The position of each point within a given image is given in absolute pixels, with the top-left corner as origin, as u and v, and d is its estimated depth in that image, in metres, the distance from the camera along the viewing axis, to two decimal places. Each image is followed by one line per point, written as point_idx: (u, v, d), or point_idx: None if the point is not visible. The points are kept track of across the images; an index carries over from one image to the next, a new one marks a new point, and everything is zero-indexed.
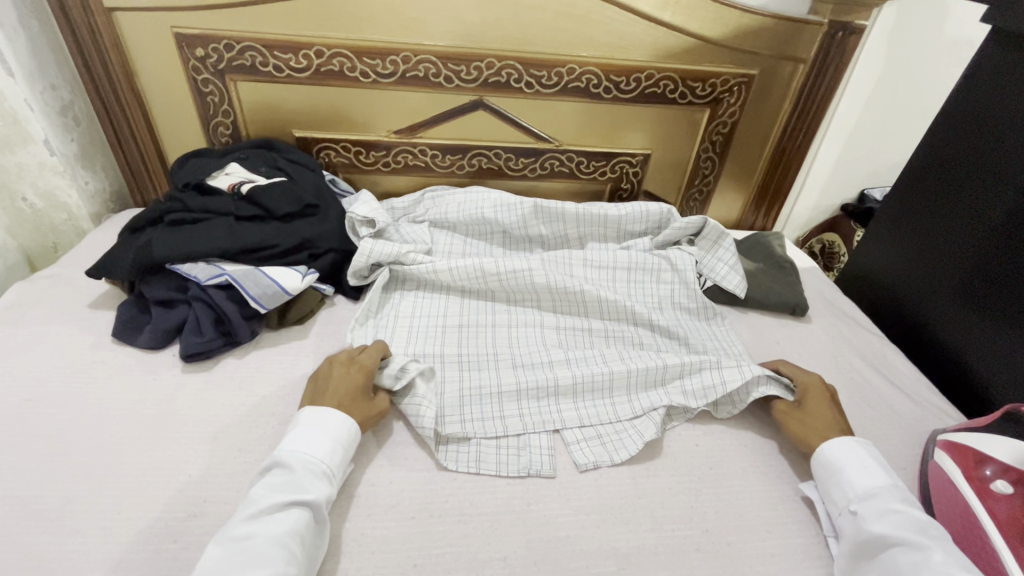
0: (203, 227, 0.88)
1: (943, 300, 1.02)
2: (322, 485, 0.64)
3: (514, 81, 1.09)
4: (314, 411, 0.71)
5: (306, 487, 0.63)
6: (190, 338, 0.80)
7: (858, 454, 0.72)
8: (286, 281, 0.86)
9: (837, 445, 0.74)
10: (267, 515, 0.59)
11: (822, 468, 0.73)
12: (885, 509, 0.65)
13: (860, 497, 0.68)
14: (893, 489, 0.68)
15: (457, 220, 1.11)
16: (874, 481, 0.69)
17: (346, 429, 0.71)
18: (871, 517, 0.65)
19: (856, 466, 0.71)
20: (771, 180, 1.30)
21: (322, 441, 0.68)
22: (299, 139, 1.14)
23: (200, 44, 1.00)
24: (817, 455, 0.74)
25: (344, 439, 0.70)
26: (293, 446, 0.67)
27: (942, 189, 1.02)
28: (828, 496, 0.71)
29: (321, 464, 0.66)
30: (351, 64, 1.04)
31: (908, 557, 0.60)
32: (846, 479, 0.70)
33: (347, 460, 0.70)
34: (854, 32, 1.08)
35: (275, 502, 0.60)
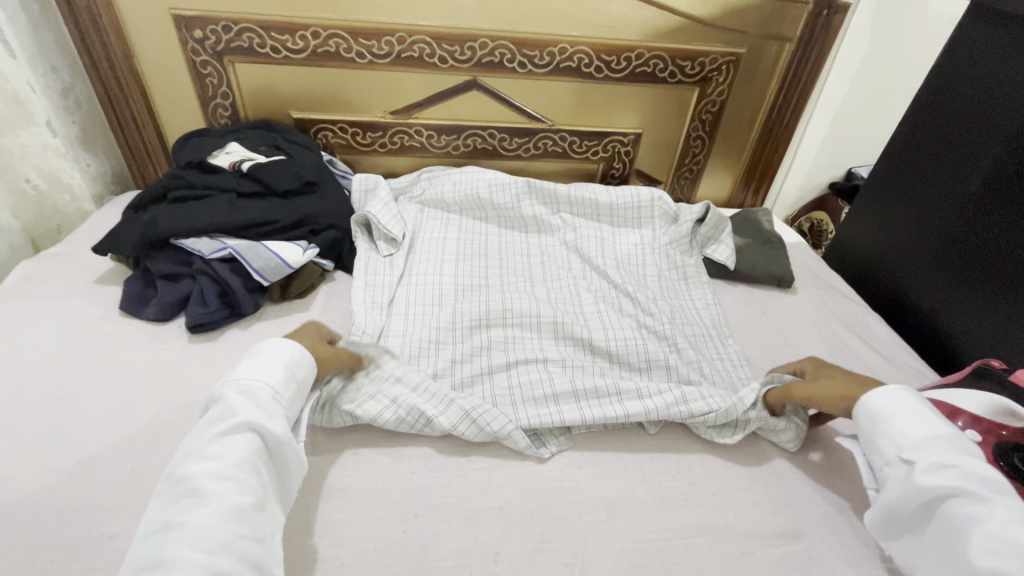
0: (205, 204, 0.90)
1: (924, 270, 1.06)
2: (263, 408, 0.62)
3: (507, 61, 1.12)
4: (260, 345, 0.69)
5: (241, 410, 0.61)
6: (196, 310, 0.83)
7: (911, 402, 0.65)
8: (288, 254, 0.89)
9: (880, 397, 0.67)
10: (209, 446, 0.57)
11: (868, 418, 0.67)
12: (942, 460, 0.59)
13: (913, 446, 0.62)
14: (951, 436, 0.61)
15: (453, 200, 1.16)
16: (930, 429, 0.62)
17: (292, 355, 0.69)
18: (925, 470, 0.59)
19: (906, 416, 0.64)
20: (760, 159, 1.33)
21: (266, 366, 0.66)
22: (297, 120, 1.16)
23: (198, 26, 1.02)
24: (860, 405, 0.68)
25: (288, 364, 0.67)
26: (234, 375, 0.65)
27: (924, 163, 1.05)
28: (871, 444, 0.66)
29: (264, 386, 0.64)
30: (347, 45, 1.06)
31: (966, 510, 0.55)
32: (895, 428, 0.64)
33: (297, 382, 0.68)
34: (838, 11, 1.11)
35: (214, 433, 0.58)
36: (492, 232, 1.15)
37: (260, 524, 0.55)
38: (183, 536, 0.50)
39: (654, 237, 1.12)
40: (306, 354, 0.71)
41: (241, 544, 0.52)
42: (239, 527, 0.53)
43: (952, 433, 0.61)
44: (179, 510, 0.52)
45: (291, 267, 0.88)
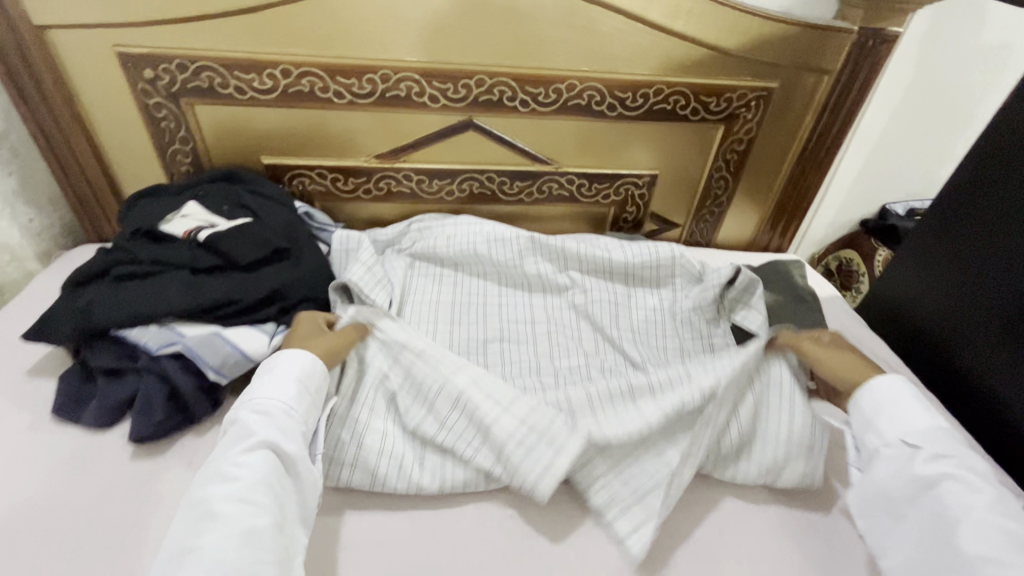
0: (155, 284, 0.77)
1: (981, 342, 0.93)
2: (284, 425, 0.65)
3: (507, 99, 0.98)
4: (273, 357, 0.72)
5: (262, 428, 0.63)
6: (141, 420, 0.69)
7: (909, 395, 0.71)
8: (250, 345, 0.76)
9: (876, 386, 0.73)
10: (227, 468, 0.59)
11: (870, 405, 0.72)
12: (941, 452, 0.65)
13: (917, 434, 0.68)
14: (943, 430, 0.67)
15: (448, 255, 1.02)
16: (927, 422, 0.68)
17: (304, 367, 0.71)
18: (928, 460, 0.65)
19: (904, 407, 0.70)
20: (789, 198, 1.20)
21: (278, 384, 0.68)
22: (269, 166, 1.02)
23: (148, 65, 0.88)
24: (862, 394, 0.73)
25: (300, 378, 0.70)
26: (253, 393, 0.67)
27: (984, 219, 0.93)
28: (870, 427, 0.72)
29: (283, 404, 0.66)
30: (323, 84, 0.93)
31: (959, 498, 0.61)
32: (897, 419, 0.70)
33: (310, 394, 0.70)
34: (885, 41, 0.97)
35: (238, 452, 0.60)
36: (492, 291, 1.02)
37: (280, 547, 0.56)
38: (199, 560, 0.52)
39: (675, 299, 0.99)
40: (317, 363, 0.72)
41: (262, 567, 0.53)
42: (254, 552, 0.54)
43: (945, 428, 0.68)
44: (202, 532, 0.54)
45: (255, 360, 0.76)
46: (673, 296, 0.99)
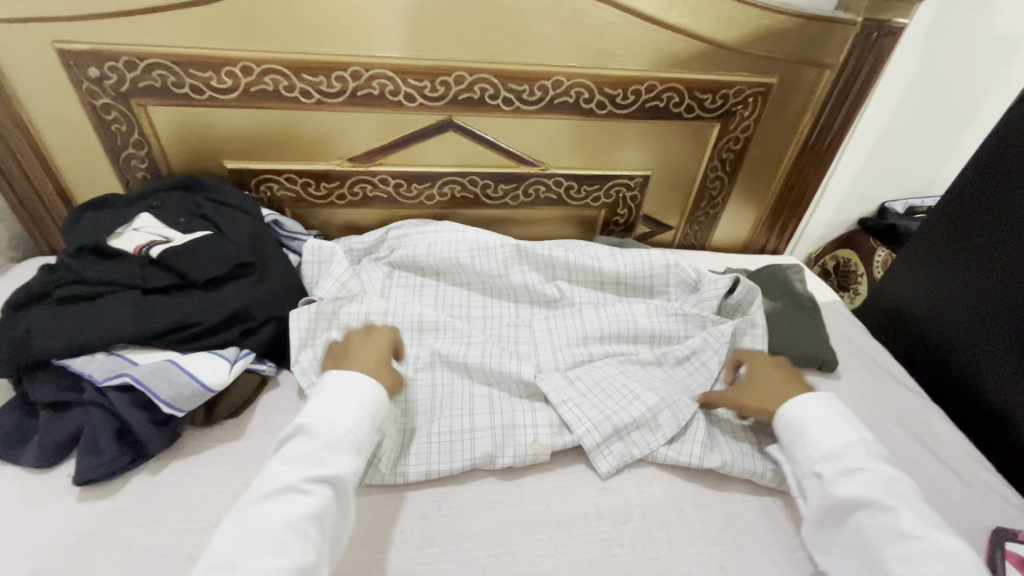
0: (101, 307, 0.70)
1: (985, 350, 0.87)
2: (348, 458, 0.60)
3: (489, 98, 0.91)
4: (338, 376, 0.67)
5: (328, 459, 0.59)
6: (88, 461, 0.63)
7: (824, 411, 0.70)
8: (208, 376, 0.69)
9: (798, 402, 0.72)
10: (282, 495, 0.55)
11: (785, 429, 0.71)
12: (850, 468, 0.64)
13: (823, 458, 0.66)
14: (857, 443, 0.66)
15: (428, 264, 0.95)
16: (839, 438, 0.67)
17: (373, 396, 0.66)
18: (837, 480, 0.63)
19: (819, 424, 0.69)
20: (786, 198, 1.14)
21: (348, 408, 0.64)
22: (233, 171, 0.95)
23: (93, 63, 0.80)
24: (778, 417, 0.72)
25: (371, 408, 0.65)
26: (317, 410, 0.63)
27: (990, 221, 0.88)
28: (792, 456, 0.70)
29: (351, 434, 0.62)
30: (288, 82, 0.85)
31: (873, 521, 0.59)
32: (811, 439, 0.68)
33: (372, 423, 0.65)
34: (889, 33, 0.91)
35: (303, 478, 0.57)
36: (476, 302, 0.96)
37: None
38: None
39: None
40: (377, 390, 0.67)
41: None
42: None
43: (865, 439, 0.67)
44: (246, 555, 0.51)
45: (213, 391, 0.69)
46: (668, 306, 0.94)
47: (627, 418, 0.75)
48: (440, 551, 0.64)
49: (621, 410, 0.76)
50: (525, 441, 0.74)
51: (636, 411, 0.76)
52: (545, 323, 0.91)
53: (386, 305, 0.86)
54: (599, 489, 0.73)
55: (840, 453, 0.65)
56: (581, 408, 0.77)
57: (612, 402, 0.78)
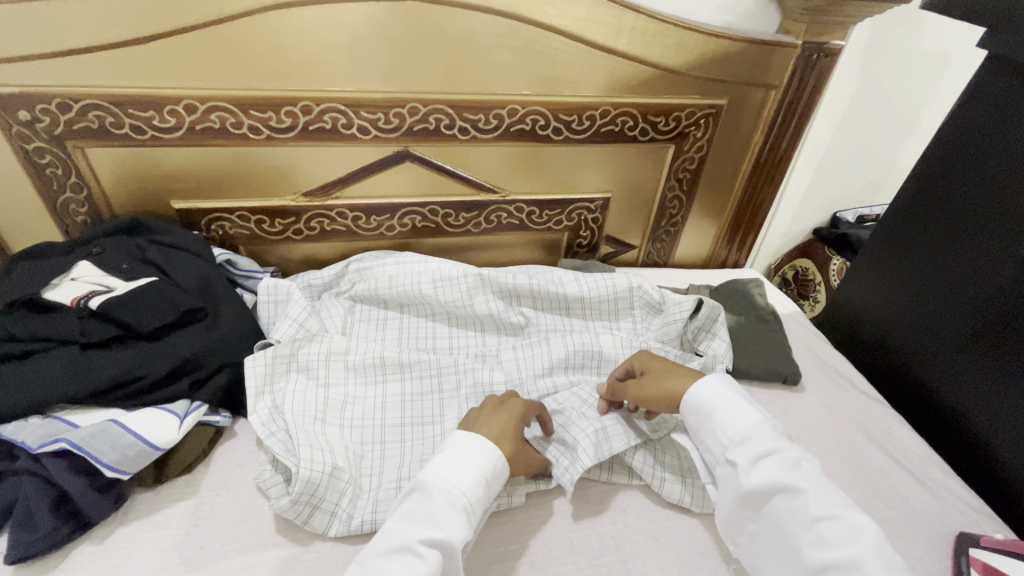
0: (35, 367, 0.65)
1: (940, 356, 0.90)
2: (461, 522, 0.60)
3: (445, 128, 0.90)
4: (465, 438, 0.66)
5: (442, 522, 0.59)
6: (19, 539, 0.58)
7: (728, 394, 0.70)
8: (155, 434, 0.65)
9: (702, 386, 0.72)
10: (397, 555, 0.56)
11: (693, 415, 0.71)
12: (760, 454, 0.64)
13: (734, 444, 0.66)
14: (762, 423, 0.66)
15: (390, 296, 0.93)
16: (743, 420, 0.67)
17: (492, 460, 0.65)
18: (750, 466, 0.63)
19: (725, 409, 0.69)
20: (744, 214, 1.17)
21: (467, 473, 0.63)
22: (181, 210, 0.91)
23: (23, 106, 0.76)
24: (685, 403, 0.72)
25: (489, 474, 0.64)
26: (438, 472, 0.63)
27: (937, 227, 0.91)
28: (702, 440, 0.70)
29: (464, 498, 0.61)
30: (235, 119, 0.83)
31: (787, 506, 0.60)
32: (718, 426, 0.68)
33: (489, 489, 0.64)
34: (828, 54, 0.95)
35: (417, 540, 0.57)
36: (442, 333, 0.94)
37: None
38: None
39: (636, 332, 0.94)
40: (502, 461, 0.66)
41: None
42: None
43: (768, 419, 0.67)
44: None
45: (161, 449, 0.65)
46: (634, 330, 0.94)
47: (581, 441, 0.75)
48: None
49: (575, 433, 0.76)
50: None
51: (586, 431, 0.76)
52: (511, 353, 0.90)
53: (348, 343, 0.84)
54: (574, 524, 0.71)
55: (749, 436, 0.65)
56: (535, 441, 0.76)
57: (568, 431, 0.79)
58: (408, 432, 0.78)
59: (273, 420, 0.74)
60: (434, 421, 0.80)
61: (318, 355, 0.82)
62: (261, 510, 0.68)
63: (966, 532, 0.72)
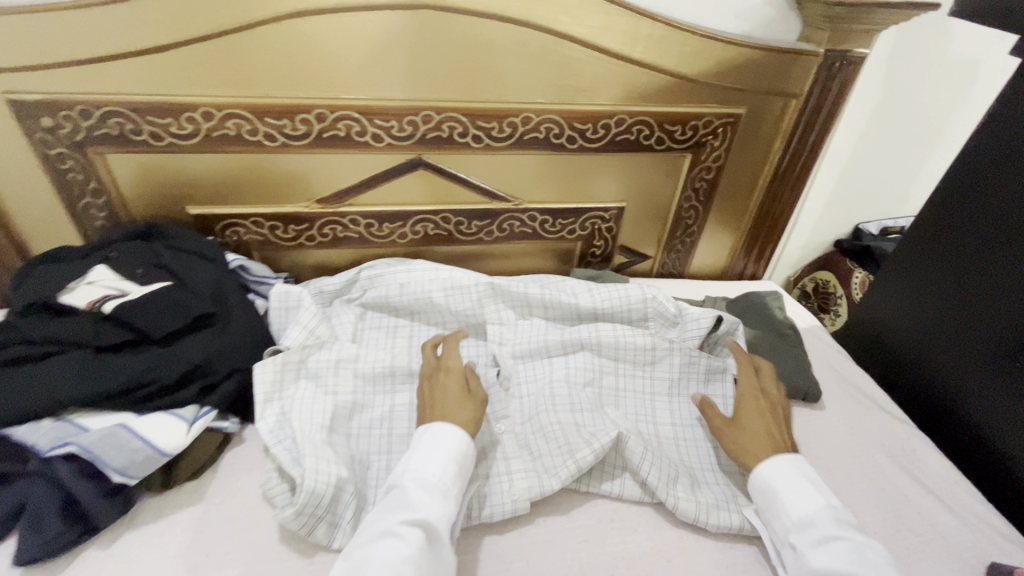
0: (47, 370, 0.66)
1: (968, 374, 0.86)
2: (437, 503, 0.62)
3: (458, 135, 0.90)
4: (426, 428, 0.69)
5: (417, 506, 0.61)
6: (26, 541, 0.58)
7: (794, 475, 0.68)
8: (163, 440, 0.65)
9: (770, 466, 0.69)
10: (377, 539, 0.58)
11: (759, 495, 0.69)
12: (823, 539, 0.62)
13: (796, 527, 0.65)
14: (827, 510, 0.64)
15: (401, 304, 0.93)
16: (808, 504, 0.66)
17: (456, 443, 0.67)
18: (811, 550, 0.62)
19: (790, 491, 0.67)
20: (762, 224, 1.15)
21: (435, 460, 0.66)
22: (196, 216, 0.92)
23: (46, 112, 0.78)
24: (751, 480, 0.71)
25: (458, 455, 0.67)
26: (407, 465, 0.66)
27: (965, 246, 0.87)
28: (769, 521, 0.68)
29: (437, 480, 0.64)
30: (251, 126, 0.83)
31: None
32: (780, 506, 0.67)
33: (462, 470, 0.67)
34: (852, 62, 0.93)
35: (397, 522, 0.59)
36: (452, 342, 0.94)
37: None
38: None
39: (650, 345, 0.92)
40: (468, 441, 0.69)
41: None
42: None
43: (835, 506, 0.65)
44: None
45: (169, 454, 0.65)
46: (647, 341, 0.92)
47: (591, 454, 0.72)
48: None
49: (583, 445, 0.73)
50: (500, 488, 0.71)
51: (599, 446, 0.73)
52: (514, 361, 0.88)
53: (357, 351, 0.83)
54: (582, 540, 0.69)
55: (812, 520, 0.64)
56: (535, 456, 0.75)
57: (574, 437, 0.76)
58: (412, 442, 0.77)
59: (281, 428, 0.74)
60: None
61: (325, 362, 0.81)
62: (266, 518, 0.68)
63: (997, 562, 0.68)
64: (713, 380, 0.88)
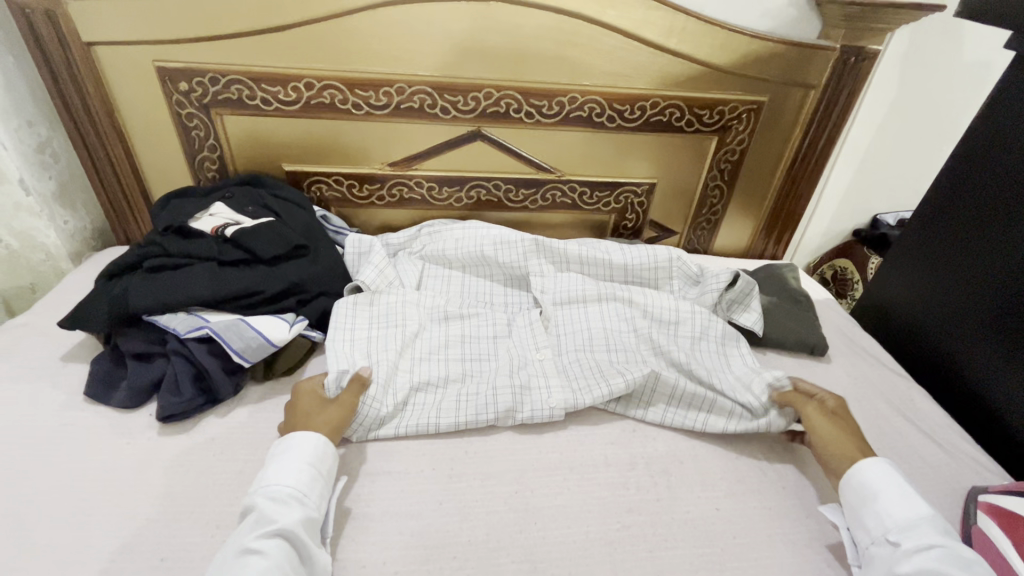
0: (183, 274, 0.82)
1: (970, 338, 0.94)
2: (295, 509, 0.62)
3: (513, 111, 1.05)
4: (277, 444, 0.70)
5: (274, 516, 0.61)
6: (167, 399, 0.74)
7: (895, 480, 0.69)
8: (273, 332, 0.81)
9: (871, 470, 0.70)
10: (237, 560, 0.57)
11: (853, 491, 0.70)
12: (924, 542, 0.62)
13: (897, 528, 0.64)
14: (934, 519, 0.64)
15: (454, 258, 1.05)
16: (911, 510, 0.65)
17: (309, 448, 0.69)
18: (913, 552, 0.61)
19: (891, 492, 0.67)
20: (783, 206, 1.25)
21: (290, 468, 0.66)
22: (289, 173, 1.09)
23: (183, 78, 0.96)
24: (847, 478, 0.71)
25: (313, 460, 0.68)
26: (260, 481, 0.65)
27: (968, 221, 0.96)
28: (857, 520, 0.68)
29: (292, 487, 0.64)
30: (343, 96, 1.00)
31: None
32: (881, 507, 0.66)
33: (321, 475, 0.68)
34: (867, 58, 1.04)
35: (252, 538, 0.58)
36: (498, 292, 1.07)
37: None
38: None
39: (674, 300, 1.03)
40: (323, 441, 0.70)
41: None
42: None
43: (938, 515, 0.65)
44: None
45: (276, 345, 0.81)
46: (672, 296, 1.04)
47: (622, 383, 0.83)
48: (466, 485, 0.74)
49: (617, 376, 0.85)
50: (540, 398, 0.83)
51: (630, 376, 0.84)
52: (552, 305, 1.00)
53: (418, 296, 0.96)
54: (609, 445, 0.81)
55: (918, 526, 0.63)
56: (571, 382, 0.87)
57: (607, 372, 0.87)
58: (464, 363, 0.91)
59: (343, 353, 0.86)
60: (489, 357, 0.92)
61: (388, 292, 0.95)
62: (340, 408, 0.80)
63: (978, 487, 0.77)
64: (731, 346, 0.95)
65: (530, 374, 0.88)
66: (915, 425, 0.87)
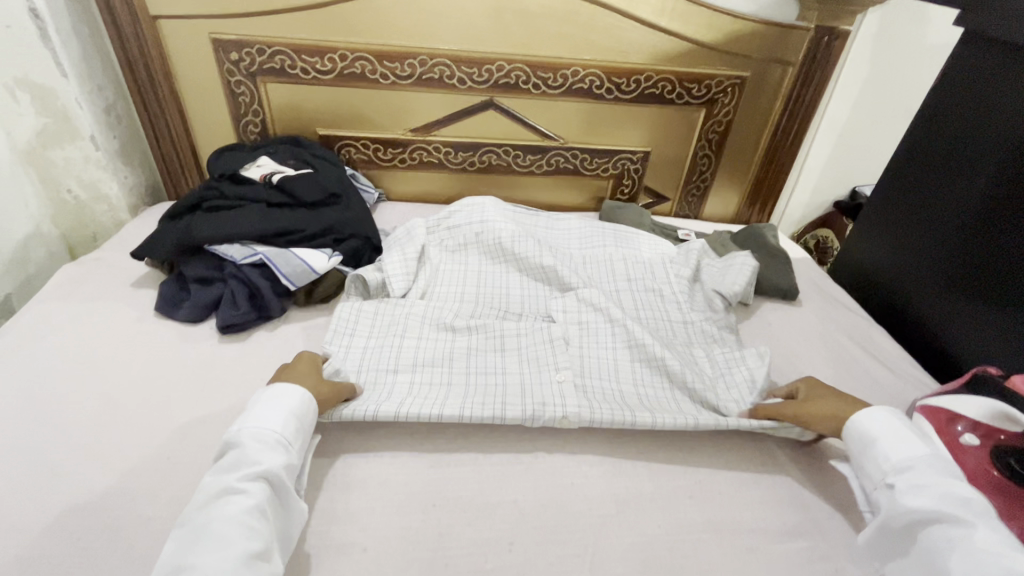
0: (237, 213, 0.96)
1: (927, 284, 1.06)
2: (278, 454, 0.63)
3: (522, 82, 1.18)
4: (264, 390, 0.70)
5: (258, 459, 0.62)
6: (227, 310, 0.89)
7: (893, 423, 0.71)
8: (315, 260, 0.95)
9: (867, 420, 0.72)
10: (219, 498, 0.58)
11: (856, 441, 0.72)
12: (920, 481, 0.64)
13: (896, 469, 0.67)
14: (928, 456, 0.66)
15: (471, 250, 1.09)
16: (909, 451, 0.67)
17: (296, 401, 0.69)
18: (906, 491, 0.64)
19: (890, 437, 0.69)
20: (766, 175, 1.37)
21: (275, 414, 0.67)
22: (322, 136, 1.22)
23: (234, 49, 1.10)
24: (849, 429, 0.73)
25: (297, 412, 0.68)
26: (244, 423, 0.66)
27: (924, 180, 1.08)
28: (862, 467, 0.71)
29: (276, 435, 0.65)
30: (372, 66, 1.14)
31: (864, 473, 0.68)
32: (880, 451, 0.69)
33: (301, 425, 0.68)
34: (838, 37, 1.16)
35: (237, 478, 0.59)
36: (513, 287, 1.07)
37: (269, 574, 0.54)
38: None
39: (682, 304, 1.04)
40: (306, 396, 0.71)
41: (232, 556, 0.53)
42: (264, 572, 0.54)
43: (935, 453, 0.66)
44: (199, 552, 0.53)
45: (317, 272, 0.95)
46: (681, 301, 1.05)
47: (647, 416, 0.78)
48: None
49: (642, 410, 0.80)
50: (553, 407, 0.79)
51: (659, 419, 0.78)
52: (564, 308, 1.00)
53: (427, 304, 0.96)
54: None
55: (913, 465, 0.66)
56: (588, 399, 0.82)
57: (629, 402, 0.82)
58: (472, 363, 0.87)
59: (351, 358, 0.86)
60: (500, 358, 0.89)
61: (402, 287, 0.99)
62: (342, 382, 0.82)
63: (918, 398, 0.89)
64: (749, 357, 0.91)
65: (542, 382, 0.84)
66: (871, 356, 0.99)
